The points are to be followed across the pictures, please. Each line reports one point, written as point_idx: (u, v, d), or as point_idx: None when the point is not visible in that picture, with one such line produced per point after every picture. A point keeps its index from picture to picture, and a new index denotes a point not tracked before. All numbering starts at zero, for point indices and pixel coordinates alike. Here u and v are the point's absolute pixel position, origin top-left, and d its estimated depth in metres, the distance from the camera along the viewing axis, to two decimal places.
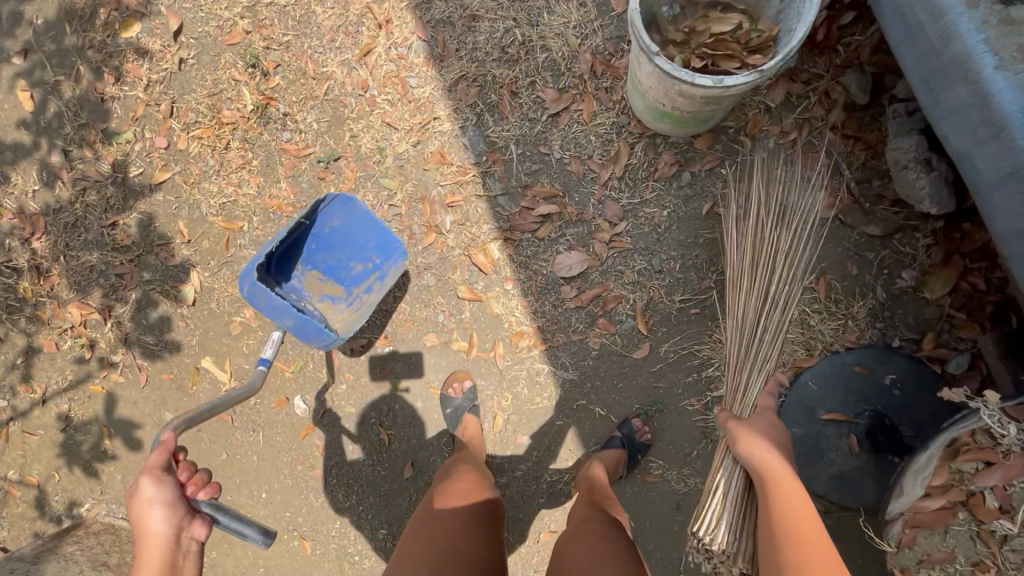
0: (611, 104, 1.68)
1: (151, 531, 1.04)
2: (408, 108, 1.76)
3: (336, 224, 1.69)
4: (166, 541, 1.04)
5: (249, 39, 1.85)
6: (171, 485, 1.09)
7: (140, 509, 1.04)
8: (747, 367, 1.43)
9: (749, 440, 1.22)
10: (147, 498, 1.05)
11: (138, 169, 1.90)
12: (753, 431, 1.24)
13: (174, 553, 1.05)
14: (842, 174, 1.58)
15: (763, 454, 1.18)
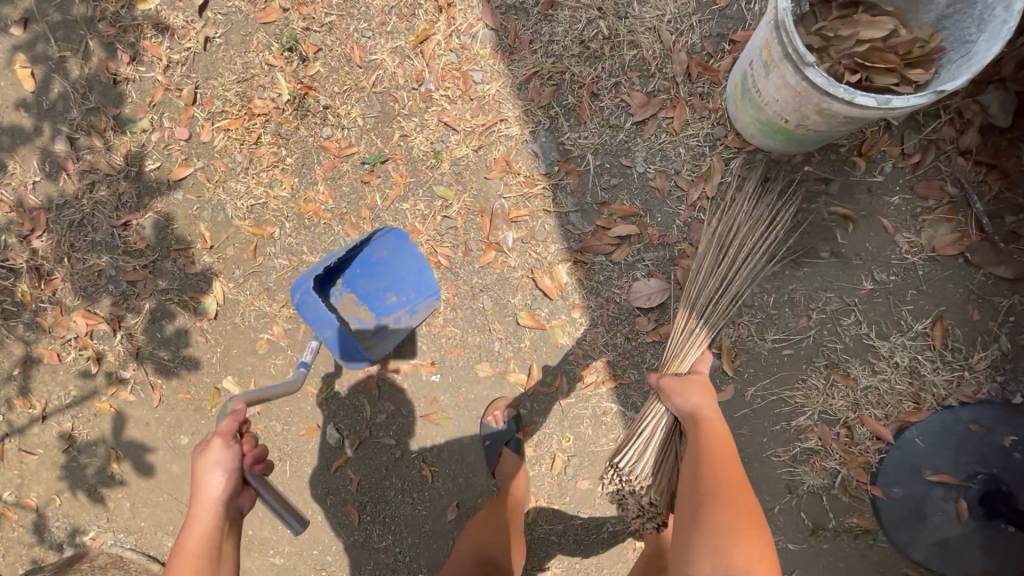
0: (706, 113, 1.47)
1: (207, 491, 0.97)
2: (470, 107, 1.55)
3: (384, 256, 1.51)
4: (217, 510, 0.97)
5: (286, 18, 1.62)
6: (235, 454, 1.01)
7: (202, 470, 0.98)
8: (694, 341, 1.31)
9: (685, 389, 1.09)
10: (211, 459, 0.99)
11: (155, 163, 1.67)
12: (688, 381, 1.11)
13: (219, 529, 0.96)
14: (972, 207, 1.39)
15: (699, 405, 1.06)
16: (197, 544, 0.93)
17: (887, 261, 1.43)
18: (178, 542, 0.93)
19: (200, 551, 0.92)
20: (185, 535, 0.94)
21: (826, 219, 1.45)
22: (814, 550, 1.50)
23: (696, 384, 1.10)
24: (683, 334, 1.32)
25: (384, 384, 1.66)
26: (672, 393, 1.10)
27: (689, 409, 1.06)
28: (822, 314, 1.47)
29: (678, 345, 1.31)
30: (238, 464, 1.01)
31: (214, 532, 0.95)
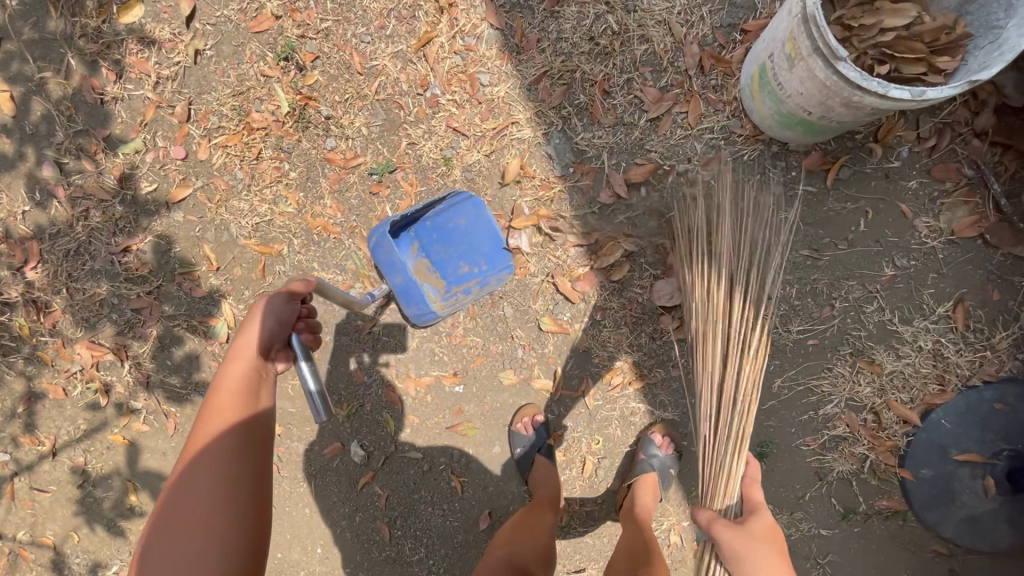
0: (721, 106, 1.44)
1: (253, 335, 1.04)
2: (479, 110, 1.51)
3: (461, 220, 1.47)
4: (258, 354, 1.04)
5: (280, 25, 1.55)
6: (292, 311, 1.08)
7: (254, 315, 1.06)
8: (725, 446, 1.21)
9: (752, 550, 1.01)
10: (265, 308, 1.06)
11: (151, 185, 1.60)
12: (753, 537, 1.03)
13: (261, 370, 1.05)
14: (989, 188, 1.40)
15: (772, 564, 0.99)
16: (237, 379, 1.02)
17: (908, 246, 1.44)
18: (221, 376, 1.03)
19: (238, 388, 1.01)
20: (227, 370, 1.03)
21: (846, 207, 1.45)
22: (846, 533, 1.54)
23: (765, 540, 1.03)
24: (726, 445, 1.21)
25: (408, 397, 1.65)
26: (738, 557, 1.02)
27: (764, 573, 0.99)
28: (845, 302, 1.47)
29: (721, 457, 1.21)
30: (289, 320, 1.08)
31: (251, 373, 1.03)
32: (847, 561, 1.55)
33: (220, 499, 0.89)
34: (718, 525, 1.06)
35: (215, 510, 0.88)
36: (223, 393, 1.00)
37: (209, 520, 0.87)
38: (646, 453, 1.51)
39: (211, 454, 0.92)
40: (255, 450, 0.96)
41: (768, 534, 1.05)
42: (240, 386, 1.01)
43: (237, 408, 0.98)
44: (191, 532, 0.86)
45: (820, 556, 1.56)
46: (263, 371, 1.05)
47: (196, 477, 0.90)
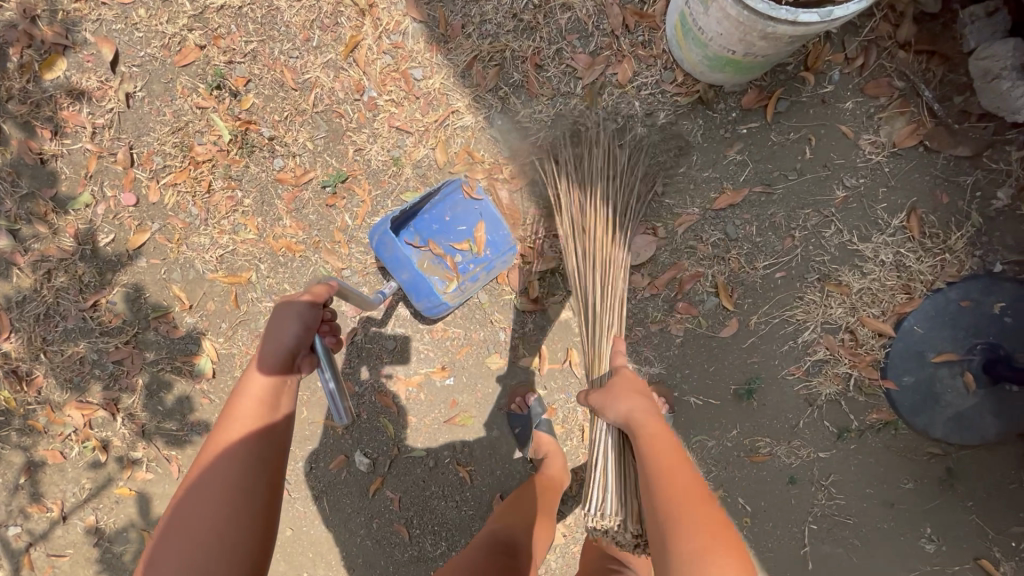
0: (652, 61, 1.46)
1: (279, 338, 1.01)
2: (418, 105, 1.52)
3: (461, 208, 1.52)
4: (283, 359, 1.01)
5: (205, 55, 1.54)
6: (317, 317, 1.05)
7: (281, 317, 1.03)
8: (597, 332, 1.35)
9: (613, 400, 1.12)
10: (293, 313, 1.04)
11: (108, 236, 1.60)
12: (613, 390, 1.13)
13: (284, 375, 1.01)
14: (921, 96, 1.43)
15: (629, 411, 1.09)
16: (261, 384, 0.99)
17: (855, 165, 1.47)
18: (246, 378, 1.01)
19: (262, 392, 0.98)
20: (252, 373, 1.00)
21: (789, 138, 1.48)
22: (844, 452, 1.60)
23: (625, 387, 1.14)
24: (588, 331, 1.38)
25: (403, 398, 1.67)
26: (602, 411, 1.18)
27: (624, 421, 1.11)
28: (806, 231, 1.50)
29: (591, 342, 1.37)
30: (315, 326, 1.05)
31: (275, 377, 1.00)
32: (849, 478, 1.61)
33: (235, 505, 0.86)
34: (590, 396, 1.17)
35: (230, 523, 0.85)
36: (247, 396, 0.97)
37: (223, 534, 0.84)
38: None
39: (229, 459, 0.89)
40: (274, 462, 0.92)
41: (629, 384, 1.15)
42: (263, 393, 0.98)
43: (258, 414, 0.96)
44: (203, 540, 0.83)
45: (823, 478, 1.61)
46: (286, 376, 1.01)
47: (216, 480, 0.87)
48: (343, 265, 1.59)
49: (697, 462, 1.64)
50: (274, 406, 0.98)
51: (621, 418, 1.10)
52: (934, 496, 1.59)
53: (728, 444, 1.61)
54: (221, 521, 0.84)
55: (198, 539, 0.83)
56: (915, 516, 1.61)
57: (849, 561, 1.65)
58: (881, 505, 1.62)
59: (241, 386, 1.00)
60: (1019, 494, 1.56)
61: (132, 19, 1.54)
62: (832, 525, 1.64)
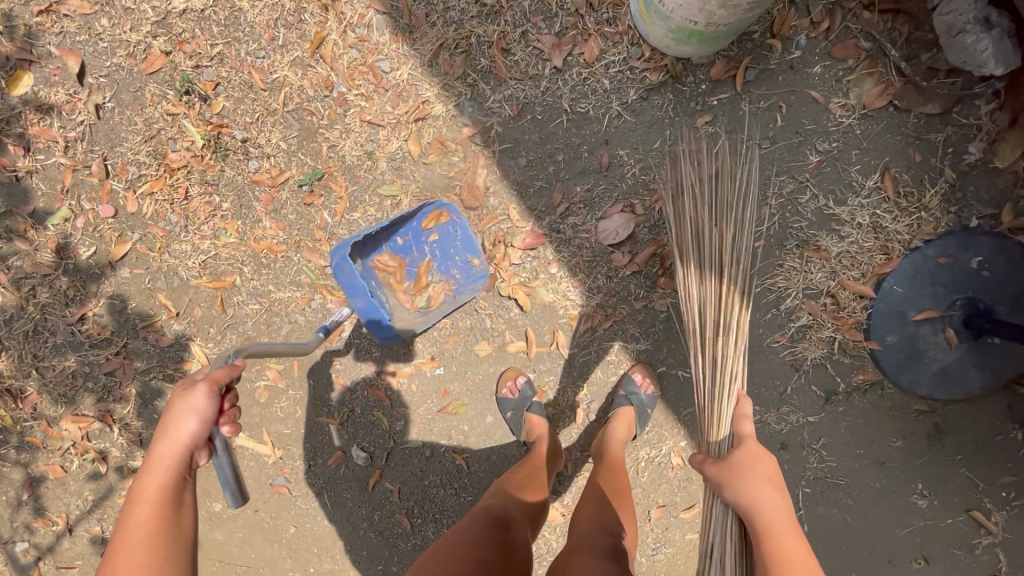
0: (618, 38, 1.46)
1: (176, 436, 0.98)
2: (388, 97, 1.51)
3: (440, 231, 1.54)
4: (181, 455, 0.99)
5: (172, 61, 1.53)
6: (215, 405, 1.02)
7: (176, 412, 0.99)
8: (712, 388, 1.16)
9: (736, 481, 0.98)
10: (187, 406, 1.00)
11: (89, 249, 1.60)
12: (738, 469, 0.99)
13: (179, 472, 0.98)
14: (888, 56, 1.43)
15: (760, 500, 0.94)
16: (160, 484, 0.96)
17: (826, 129, 1.48)
18: (137, 481, 0.96)
19: (160, 493, 0.95)
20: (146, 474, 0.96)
21: (759, 107, 1.48)
22: (833, 414, 1.62)
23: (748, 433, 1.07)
24: (707, 383, 1.18)
25: (395, 391, 1.69)
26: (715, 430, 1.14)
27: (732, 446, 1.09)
28: (783, 198, 1.51)
29: (709, 396, 1.17)
30: (214, 416, 1.02)
31: (174, 474, 0.97)
32: (839, 439, 1.63)
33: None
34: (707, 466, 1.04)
35: None
36: (141, 501, 0.93)
37: None
38: (626, 389, 1.57)
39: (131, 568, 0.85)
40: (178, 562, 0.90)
41: (754, 458, 1.01)
42: (161, 494, 0.95)
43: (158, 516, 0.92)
44: None
45: (814, 442, 1.64)
46: (183, 473, 0.99)
47: None
48: (326, 262, 1.60)
49: (689, 435, 1.66)
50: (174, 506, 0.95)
51: (740, 503, 0.96)
52: (922, 452, 1.62)
53: None
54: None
55: None
56: (905, 473, 1.64)
57: (843, 521, 1.68)
58: (871, 464, 1.64)
59: (132, 489, 0.95)
60: (1005, 445, 1.59)
61: (96, 29, 1.53)
62: (825, 486, 1.67)
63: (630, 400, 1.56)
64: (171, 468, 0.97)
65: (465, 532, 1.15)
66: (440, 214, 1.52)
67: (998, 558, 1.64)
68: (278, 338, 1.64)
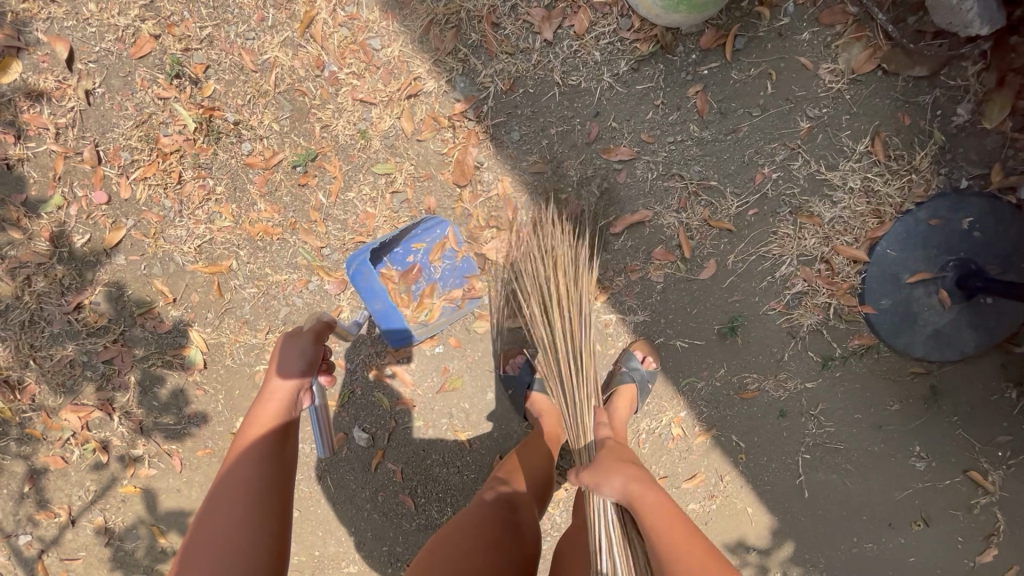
0: (607, 9, 1.46)
1: (287, 377, 1.15)
2: (379, 75, 1.51)
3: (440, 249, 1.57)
4: (290, 395, 1.14)
5: (161, 44, 1.52)
6: (317, 356, 1.19)
7: (287, 358, 1.17)
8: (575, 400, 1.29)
9: (603, 476, 1.02)
10: (295, 354, 1.17)
11: (84, 237, 1.60)
12: (602, 465, 1.05)
13: (289, 407, 1.13)
14: (875, 20, 1.43)
15: (627, 485, 0.99)
16: (271, 412, 1.11)
17: (816, 95, 1.49)
18: (257, 409, 1.12)
19: (273, 423, 1.09)
20: (262, 407, 1.12)
21: (750, 75, 1.49)
22: (830, 380, 1.64)
23: (614, 460, 1.05)
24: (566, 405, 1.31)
25: (394, 372, 1.69)
26: (596, 487, 1.02)
27: (622, 497, 0.99)
28: (776, 165, 1.52)
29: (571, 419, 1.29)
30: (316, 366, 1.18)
31: (285, 407, 1.12)
32: (836, 405, 1.65)
33: (256, 518, 0.95)
34: (579, 474, 1.07)
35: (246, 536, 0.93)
36: (256, 425, 1.09)
37: (242, 542, 0.92)
38: (626, 365, 1.58)
39: (253, 475, 1.00)
40: (279, 489, 1.01)
41: (615, 457, 1.07)
42: (272, 421, 1.10)
43: (272, 436, 1.07)
44: (220, 538, 0.92)
45: (813, 408, 1.66)
46: (294, 413, 1.14)
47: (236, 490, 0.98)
48: (322, 244, 1.60)
49: (688, 406, 1.68)
50: (284, 438, 1.09)
51: (618, 495, 0.99)
52: (919, 415, 1.65)
53: (717, 383, 1.66)
54: (246, 535, 0.93)
55: (217, 540, 0.92)
56: (902, 436, 1.67)
57: (844, 486, 1.71)
58: (869, 428, 1.67)
59: (252, 414, 1.12)
60: (1000, 405, 1.61)
61: (84, 13, 1.52)
62: (824, 453, 1.69)
63: (633, 376, 1.55)
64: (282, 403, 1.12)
65: (474, 516, 1.18)
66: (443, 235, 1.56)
67: (994, 518, 1.68)
68: (277, 321, 1.64)
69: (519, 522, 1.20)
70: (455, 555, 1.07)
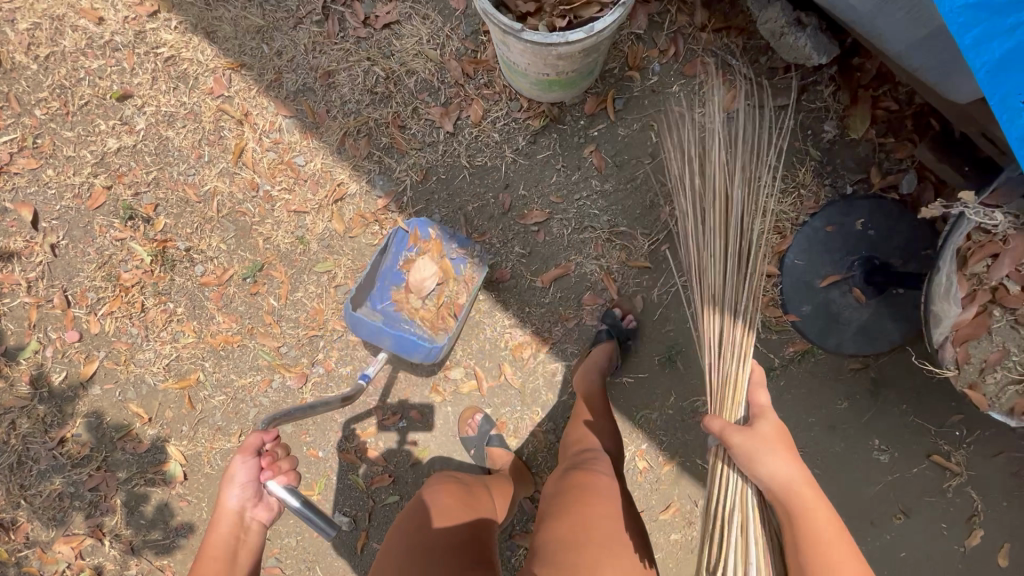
0: (497, 97, 1.65)
1: (227, 502, 1.04)
2: (308, 187, 1.68)
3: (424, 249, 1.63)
4: (235, 520, 1.04)
5: (114, 193, 1.70)
6: (257, 469, 1.06)
7: (226, 480, 1.05)
8: (731, 355, 1.22)
9: (761, 451, 0.96)
10: (233, 475, 1.05)
11: (61, 374, 1.72)
12: (762, 438, 0.98)
13: (237, 531, 1.04)
14: (731, 66, 1.62)
15: (792, 468, 0.93)
16: (218, 543, 1.02)
17: (697, 136, 1.65)
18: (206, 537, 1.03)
19: (219, 551, 1.01)
20: (211, 535, 1.03)
21: (634, 130, 1.67)
22: (776, 389, 1.71)
23: (780, 440, 0.98)
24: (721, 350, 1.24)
25: (364, 451, 1.76)
26: (747, 461, 0.97)
27: (775, 477, 0.94)
28: (677, 203, 1.66)
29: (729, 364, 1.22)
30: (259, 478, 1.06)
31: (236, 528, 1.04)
32: (788, 412, 1.71)
33: None
34: (730, 434, 1.01)
35: None
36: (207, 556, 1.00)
37: None
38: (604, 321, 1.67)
39: None
40: None
41: (780, 434, 0.99)
42: (219, 552, 1.01)
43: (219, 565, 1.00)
44: None
45: None
46: (243, 533, 1.05)
47: None
48: (279, 343, 1.73)
49: (648, 437, 1.73)
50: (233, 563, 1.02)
51: (771, 475, 0.94)
52: (868, 408, 1.70)
53: (670, 411, 1.71)
54: None
55: None
56: (858, 431, 1.71)
57: None
58: (824, 429, 1.72)
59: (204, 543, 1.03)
60: (942, 386, 1.67)
61: (42, 178, 1.70)
62: None
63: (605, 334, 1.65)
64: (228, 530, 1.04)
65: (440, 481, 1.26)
66: (419, 234, 1.63)
67: (971, 498, 1.68)
68: (247, 423, 1.74)
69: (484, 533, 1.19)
70: (415, 515, 1.15)
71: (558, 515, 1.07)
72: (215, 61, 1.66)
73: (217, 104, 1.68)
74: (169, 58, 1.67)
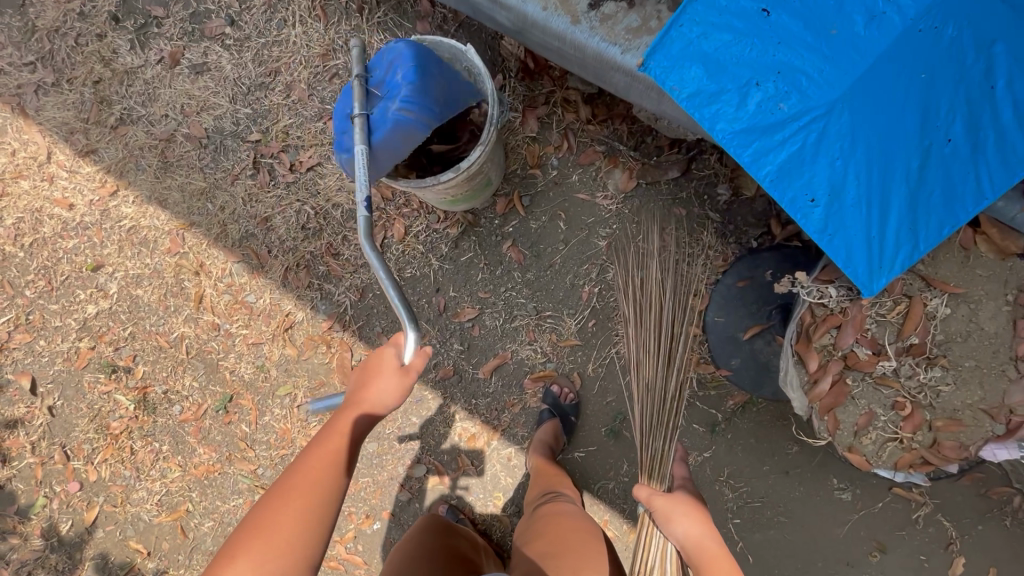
0: (415, 213, 1.81)
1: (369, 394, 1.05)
2: (261, 320, 1.86)
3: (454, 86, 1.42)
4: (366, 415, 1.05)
5: (97, 352, 1.91)
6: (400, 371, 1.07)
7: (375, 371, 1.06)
8: (656, 431, 1.44)
9: (674, 513, 1.12)
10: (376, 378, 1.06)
11: (67, 523, 1.90)
12: (677, 503, 1.15)
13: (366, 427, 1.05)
14: (621, 150, 1.75)
15: (698, 529, 1.08)
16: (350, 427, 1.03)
17: (602, 218, 1.77)
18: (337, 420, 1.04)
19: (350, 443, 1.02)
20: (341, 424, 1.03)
21: (544, 221, 1.80)
22: (725, 443, 1.74)
23: (693, 505, 1.14)
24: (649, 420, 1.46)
25: (344, 558, 1.85)
26: (666, 519, 1.13)
27: (687, 536, 1.09)
28: (596, 281, 1.77)
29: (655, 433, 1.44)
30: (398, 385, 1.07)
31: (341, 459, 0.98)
32: (741, 465, 1.74)
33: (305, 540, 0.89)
34: (654, 498, 1.18)
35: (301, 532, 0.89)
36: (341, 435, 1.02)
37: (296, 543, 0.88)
38: (547, 402, 1.76)
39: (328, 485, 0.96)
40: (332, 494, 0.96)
41: (694, 504, 1.15)
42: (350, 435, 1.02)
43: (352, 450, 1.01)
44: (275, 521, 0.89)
45: (720, 474, 1.75)
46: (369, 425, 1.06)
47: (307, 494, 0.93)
48: (255, 465, 1.86)
49: (610, 506, 1.77)
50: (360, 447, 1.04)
51: (681, 534, 1.09)
52: (821, 449, 1.70)
53: (626, 479, 1.76)
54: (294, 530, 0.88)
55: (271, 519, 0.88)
56: (816, 474, 1.71)
57: (785, 539, 1.73)
58: (781, 476, 1.72)
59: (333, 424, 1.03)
60: None
61: (36, 348, 1.93)
62: (752, 511, 1.74)
63: (548, 412, 1.75)
64: (327, 460, 0.97)
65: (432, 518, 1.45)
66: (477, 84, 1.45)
67: (944, 526, 1.65)
68: None
69: (463, 555, 1.39)
70: (409, 547, 1.33)
71: (535, 537, 1.24)
72: (170, 224, 1.90)
73: (176, 260, 1.89)
74: (131, 228, 1.91)
